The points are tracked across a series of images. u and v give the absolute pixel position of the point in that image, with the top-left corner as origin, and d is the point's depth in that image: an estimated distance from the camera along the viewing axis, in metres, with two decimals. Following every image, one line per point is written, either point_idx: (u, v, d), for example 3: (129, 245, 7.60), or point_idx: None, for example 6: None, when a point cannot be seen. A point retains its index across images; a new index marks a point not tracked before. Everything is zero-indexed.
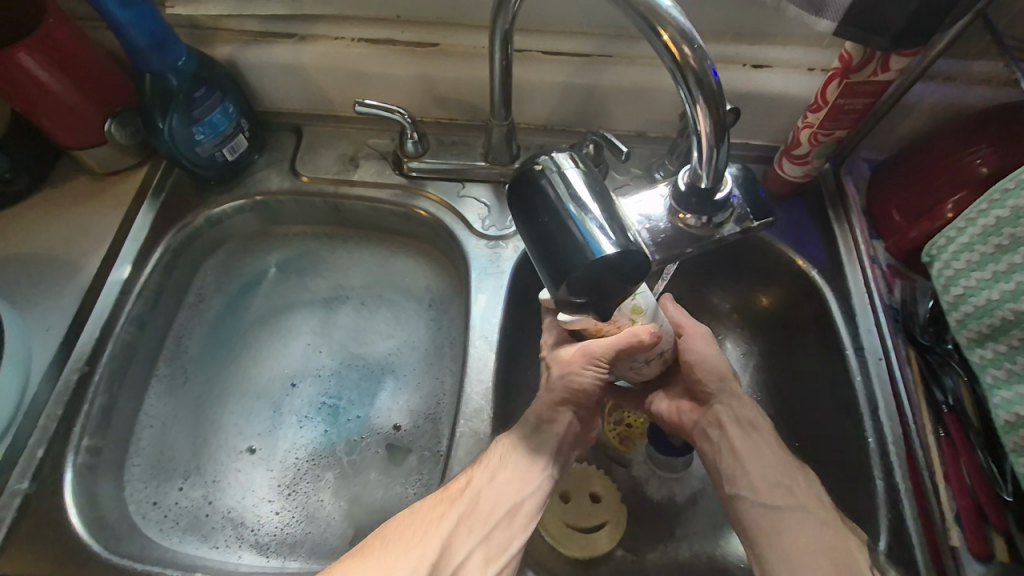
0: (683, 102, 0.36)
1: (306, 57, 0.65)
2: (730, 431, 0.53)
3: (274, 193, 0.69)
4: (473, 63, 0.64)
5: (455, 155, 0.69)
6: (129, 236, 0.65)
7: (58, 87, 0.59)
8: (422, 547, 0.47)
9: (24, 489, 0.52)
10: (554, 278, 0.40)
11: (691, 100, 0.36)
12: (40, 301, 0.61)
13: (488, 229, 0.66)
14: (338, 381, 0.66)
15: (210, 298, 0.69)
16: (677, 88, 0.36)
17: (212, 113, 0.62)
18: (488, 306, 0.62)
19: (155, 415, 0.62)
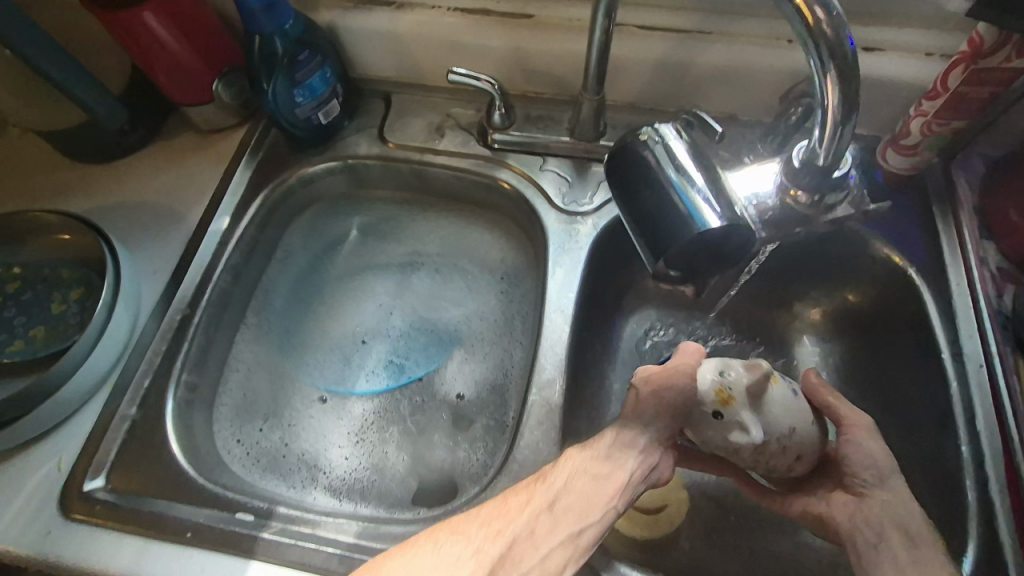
0: (810, 73, 0.35)
1: (403, 25, 0.67)
2: None
3: (361, 158, 0.71)
4: (567, 36, 0.64)
5: (541, 129, 0.69)
6: (229, 190, 0.68)
7: (177, 46, 0.62)
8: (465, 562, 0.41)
9: (131, 415, 0.56)
10: (652, 249, 0.39)
11: (822, 71, 0.34)
12: (150, 245, 0.66)
13: (568, 204, 0.66)
14: (408, 342, 0.68)
15: (296, 255, 0.73)
16: (805, 56, 0.34)
17: (313, 76, 0.65)
18: (564, 281, 0.62)
19: (241, 360, 0.66)
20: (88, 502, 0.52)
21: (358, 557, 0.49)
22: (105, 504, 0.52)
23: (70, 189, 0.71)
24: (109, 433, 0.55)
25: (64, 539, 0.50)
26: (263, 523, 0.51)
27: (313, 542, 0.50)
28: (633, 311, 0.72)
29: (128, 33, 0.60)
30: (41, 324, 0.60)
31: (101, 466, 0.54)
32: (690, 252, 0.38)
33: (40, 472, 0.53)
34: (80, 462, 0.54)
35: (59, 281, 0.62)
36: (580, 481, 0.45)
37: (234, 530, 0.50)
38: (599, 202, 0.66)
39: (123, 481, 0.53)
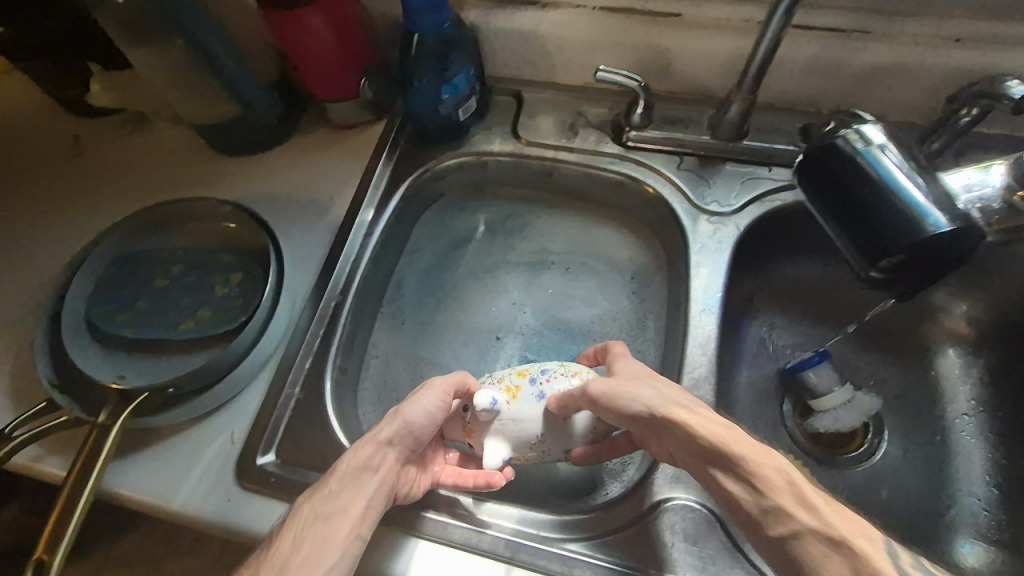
0: None
1: (546, 24, 0.67)
2: None
3: (494, 155, 0.73)
4: (716, 34, 0.63)
5: (679, 129, 0.69)
6: (371, 183, 0.71)
7: (333, 44, 0.65)
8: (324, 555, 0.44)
9: (296, 394, 0.59)
10: (869, 253, 0.40)
11: None
12: (298, 232, 0.69)
13: (710, 204, 0.66)
14: (540, 338, 0.69)
15: (426, 247, 0.75)
16: None
17: (459, 74, 0.66)
18: (709, 281, 0.62)
19: (380, 347, 0.68)
20: (263, 474, 0.55)
21: (521, 541, 0.51)
22: (279, 476, 0.55)
23: (208, 179, 0.73)
24: (277, 410, 0.58)
25: (243, 507, 0.54)
26: (427, 504, 0.53)
27: (476, 524, 0.52)
28: (756, 316, 0.74)
29: (292, 31, 0.63)
30: (207, 305, 0.63)
31: (271, 441, 0.57)
32: (912, 254, 0.39)
33: (215, 445, 0.57)
34: (252, 437, 0.57)
35: (217, 263, 0.65)
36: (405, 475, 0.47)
37: (402, 509, 0.53)
38: (742, 203, 0.65)
39: (293, 456, 0.56)
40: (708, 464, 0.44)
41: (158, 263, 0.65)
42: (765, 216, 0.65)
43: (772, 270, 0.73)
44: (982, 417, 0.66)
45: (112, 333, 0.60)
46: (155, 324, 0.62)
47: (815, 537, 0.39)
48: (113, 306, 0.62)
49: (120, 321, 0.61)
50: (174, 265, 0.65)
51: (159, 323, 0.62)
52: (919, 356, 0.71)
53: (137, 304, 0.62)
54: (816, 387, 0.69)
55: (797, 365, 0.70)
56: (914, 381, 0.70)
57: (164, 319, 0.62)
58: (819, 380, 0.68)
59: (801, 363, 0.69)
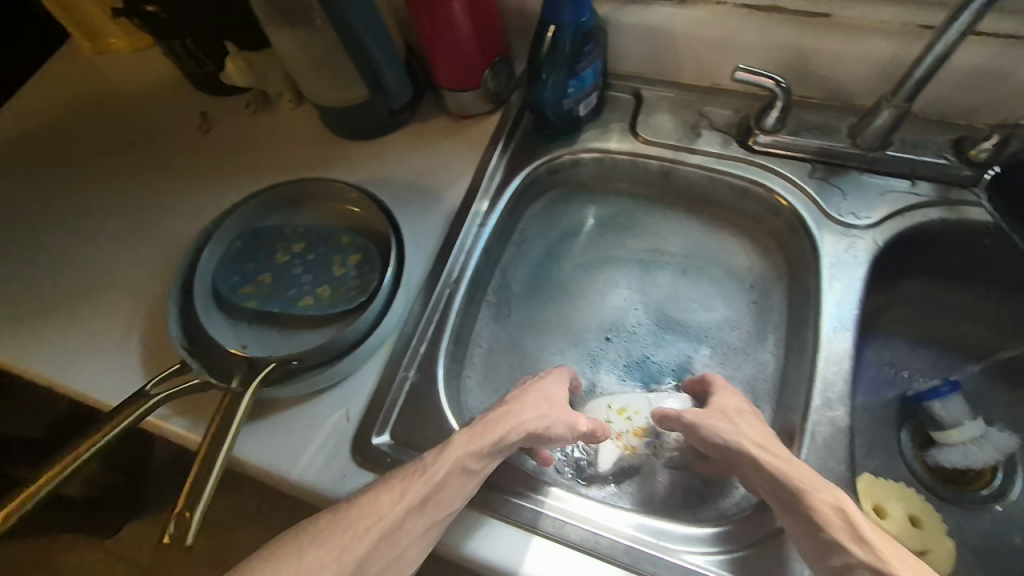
0: None
1: (681, 21, 0.66)
2: None
3: (613, 153, 0.71)
4: (868, 37, 0.60)
5: (816, 136, 0.65)
6: (487, 174, 0.71)
7: (468, 34, 0.66)
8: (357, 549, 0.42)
9: (411, 377, 0.60)
10: None
11: None
12: (413, 218, 0.69)
13: (844, 216, 0.62)
14: (650, 342, 0.68)
15: (534, 240, 0.74)
16: None
17: (588, 69, 0.65)
18: (843, 296, 0.58)
19: (485, 338, 0.68)
20: (378, 455, 0.55)
21: (639, 547, 0.49)
22: (393, 459, 0.55)
23: (338, 162, 0.76)
24: (392, 393, 0.59)
25: (359, 484, 0.54)
26: (542, 500, 0.52)
27: (593, 526, 0.50)
28: (876, 337, 0.70)
29: (432, 19, 0.63)
30: (326, 284, 0.62)
31: (386, 422, 0.57)
32: None
33: (332, 421, 0.58)
34: (367, 417, 0.57)
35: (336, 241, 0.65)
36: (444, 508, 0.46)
37: (517, 502, 0.52)
38: (878, 217, 0.62)
39: (407, 439, 0.56)
40: (776, 498, 0.47)
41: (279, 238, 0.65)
42: (906, 232, 0.61)
43: (900, 289, 0.68)
44: None
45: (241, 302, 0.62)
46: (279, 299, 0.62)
47: (864, 568, 0.40)
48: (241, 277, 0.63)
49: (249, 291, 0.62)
50: (296, 239, 0.65)
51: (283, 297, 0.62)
52: None
53: (261, 278, 0.63)
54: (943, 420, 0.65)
55: (924, 395, 0.66)
56: None
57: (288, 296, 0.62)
58: (948, 413, 0.64)
59: (928, 393, 0.66)
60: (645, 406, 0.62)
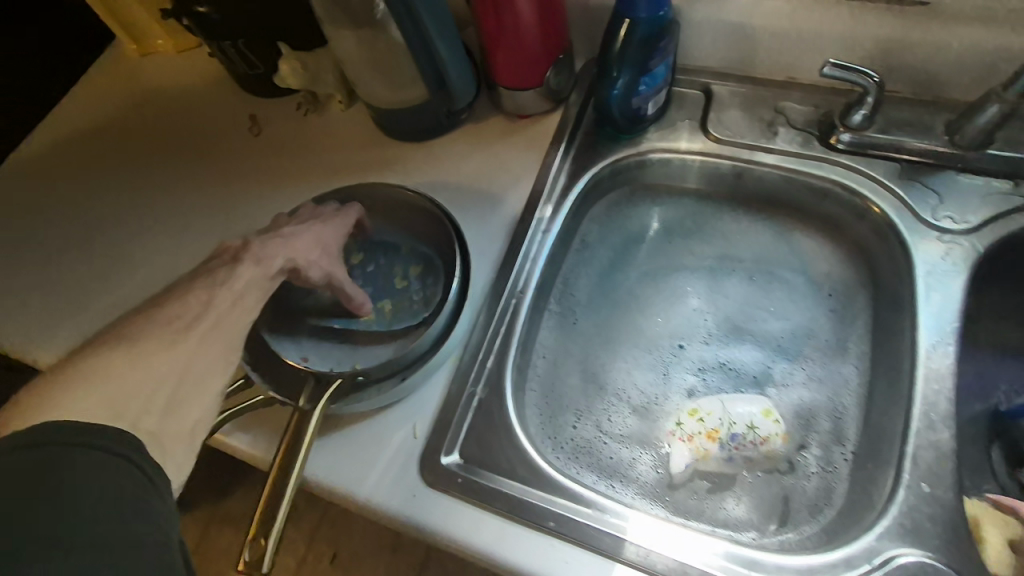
0: None
1: (759, 12, 0.61)
2: None
3: (682, 154, 0.68)
4: (971, 28, 0.55)
5: (904, 133, 0.61)
6: (550, 177, 0.68)
7: (532, 32, 0.63)
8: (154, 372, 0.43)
9: (478, 392, 0.57)
10: None
11: None
12: (473, 224, 0.67)
13: (940, 220, 0.58)
14: (722, 352, 0.64)
15: (595, 245, 0.71)
16: None
17: (660, 65, 0.62)
18: (942, 309, 0.54)
19: (547, 348, 0.65)
20: (448, 475, 0.53)
21: None
22: (465, 480, 0.53)
23: (392, 164, 0.74)
24: (459, 409, 0.56)
25: (429, 503, 0.53)
26: (624, 527, 0.50)
27: (678, 555, 0.48)
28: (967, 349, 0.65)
29: (497, 19, 0.61)
30: (389, 298, 0.62)
31: (455, 440, 0.55)
32: None
33: (399, 437, 0.56)
34: (435, 432, 0.56)
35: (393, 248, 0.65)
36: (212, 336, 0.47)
37: (596, 528, 0.50)
38: (979, 222, 0.57)
39: (477, 459, 0.54)
40: None
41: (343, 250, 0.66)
42: (1010, 237, 0.56)
43: (988, 297, 0.61)
44: None
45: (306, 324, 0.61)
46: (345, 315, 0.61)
47: None
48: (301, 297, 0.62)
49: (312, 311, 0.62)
50: (356, 251, 0.65)
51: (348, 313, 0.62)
52: None
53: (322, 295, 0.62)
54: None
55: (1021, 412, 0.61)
56: None
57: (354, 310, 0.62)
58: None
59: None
60: (719, 408, 0.60)
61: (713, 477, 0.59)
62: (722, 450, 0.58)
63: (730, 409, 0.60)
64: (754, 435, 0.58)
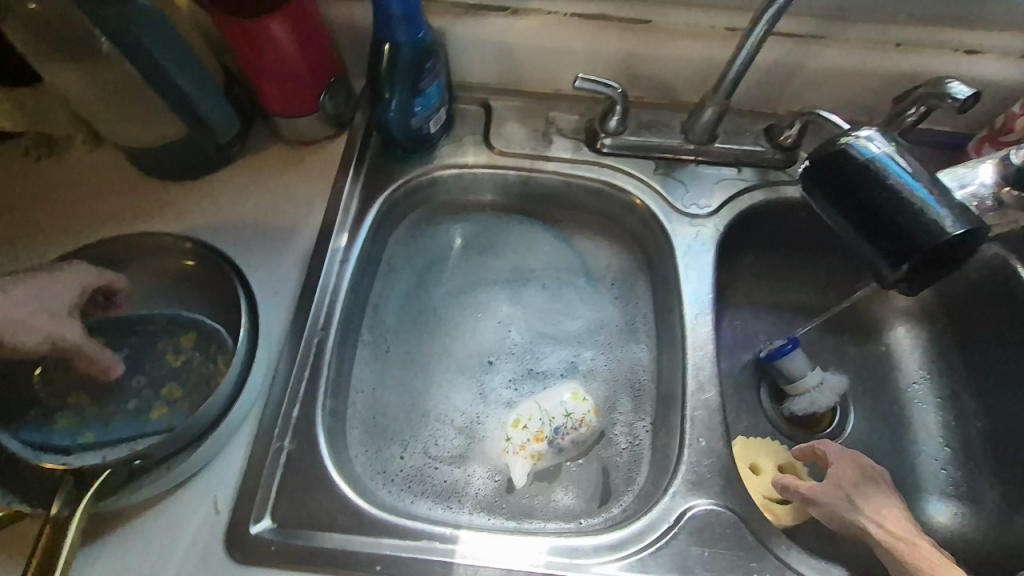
0: None
1: (516, 31, 0.66)
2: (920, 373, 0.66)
3: (471, 168, 0.70)
4: (685, 42, 0.65)
5: (653, 134, 0.70)
6: (342, 205, 0.65)
7: (293, 57, 0.59)
8: None
9: (286, 446, 0.53)
10: (890, 255, 0.43)
11: None
12: (261, 264, 0.62)
13: (689, 207, 0.67)
14: (534, 354, 0.67)
15: (401, 268, 0.70)
16: None
17: (432, 86, 0.62)
18: (700, 283, 0.63)
19: (365, 383, 0.63)
20: (261, 544, 0.49)
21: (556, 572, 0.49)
22: (280, 545, 0.49)
23: (158, 209, 0.65)
24: (266, 470, 0.52)
25: None
26: (453, 550, 0.50)
27: (506, 564, 0.49)
28: (729, 309, 0.77)
29: (250, 44, 0.57)
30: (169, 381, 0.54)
31: (264, 504, 0.51)
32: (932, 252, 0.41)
33: (198, 518, 0.50)
34: (242, 502, 0.50)
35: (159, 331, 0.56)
36: None
37: (427, 559, 0.49)
38: (717, 204, 0.67)
39: (293, 520, 0.50)
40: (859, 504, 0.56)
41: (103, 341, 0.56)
42: (739, 215, 0.67)
43: (740, 263, 0.75)
44: (933, 385, 0.72)
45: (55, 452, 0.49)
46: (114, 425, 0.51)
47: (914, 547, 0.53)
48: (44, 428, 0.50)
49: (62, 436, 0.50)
50: (115, 336, 0.56)
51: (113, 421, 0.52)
52: (871, 334, 0.76)
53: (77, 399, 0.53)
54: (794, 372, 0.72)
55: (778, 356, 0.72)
56: (871, 359, 0.75)
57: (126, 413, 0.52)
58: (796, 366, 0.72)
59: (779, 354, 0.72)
60: (537, 411, 0.63)
61: (547, 469, 0.62)
62: (548, 444, 0.62)
63: (545, 406, 0.63)
64: (571, 422, 0.62)
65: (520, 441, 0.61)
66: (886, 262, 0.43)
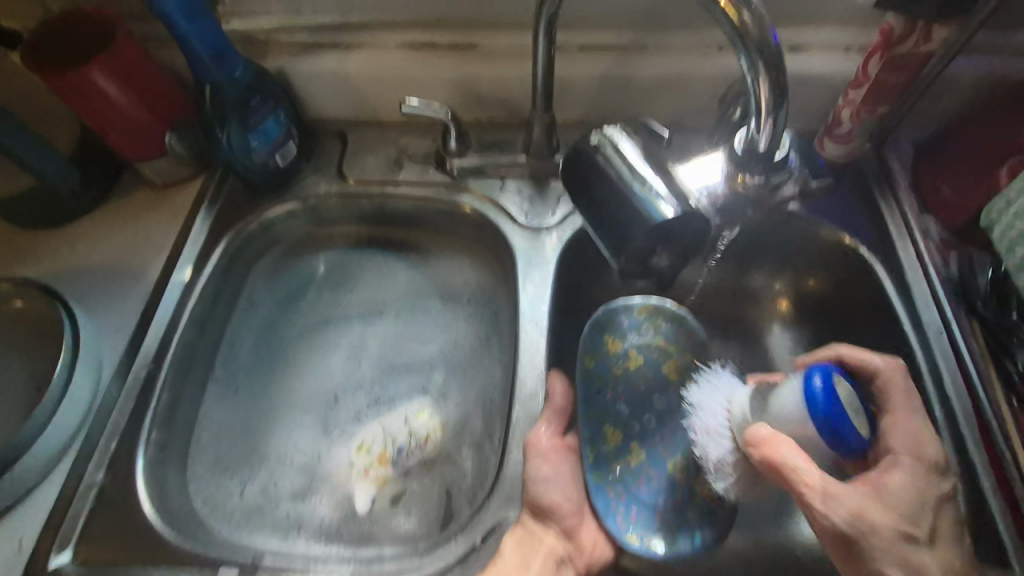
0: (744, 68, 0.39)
1: (352, 65, 0.68)
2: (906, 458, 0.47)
3: (322, 197, 0.71)
4: (513, 62, 0.67)
5: (498, 152, 0.71)
6: (189, 240, 0.67)
7: (125, 102, 0.62)
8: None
9: (99, 480, 0.53)
10: (614, 249, 0.42)
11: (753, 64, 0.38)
12: (106, 305, 0.63)
13: (531, 220, 0.67)
14: (386, 380, 0.67)
15: (260, 302, 0.71)
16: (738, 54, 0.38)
17: (266, 121, 0.65)
18: (536, 296, 0.63)
19: (211, 416, 0.63)
20: None
21: None
22: None
23: (20, 255, 0.67)
24: (75, 504, 0.52)
25: None
26: None
27: None
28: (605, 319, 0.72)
29: (77, 94, 0.60)
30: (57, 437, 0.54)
31: (68, 539, 0.50)
32: (647, 248, 0.41)
33: (2, 555, 0.50)
34: (46, 537, 0.50)
35: (610, 357, 0.61)
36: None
37: None
38: (561, 215, 0.67)
39: (94, 555, 0.50)
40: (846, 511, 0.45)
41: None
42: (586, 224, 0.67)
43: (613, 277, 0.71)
44: None
45: (675, 496, 0.55)
46: (672, 445, 0.58)
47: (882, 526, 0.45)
48: (623, 500, 0.54)
49: (677, 479, 0.56)
50: None
51: (664, 439, 0.59)
52: (753, 337, 0.72)
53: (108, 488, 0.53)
54: (802, 429, 0.46)
55: (828, 417, 0.44)
56: (753, 362, 0.71)
57: (616, 459, 0.57)
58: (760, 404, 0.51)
59: (836, 417, 0.44)
60: (380, 434, 0.63)
61: (396, 494, 0.60)
62: (394, 467, 0.61)
63: (387, 428, 0.63)
64: (415, 441, 0.62)
65: (364, 468, 0.61)
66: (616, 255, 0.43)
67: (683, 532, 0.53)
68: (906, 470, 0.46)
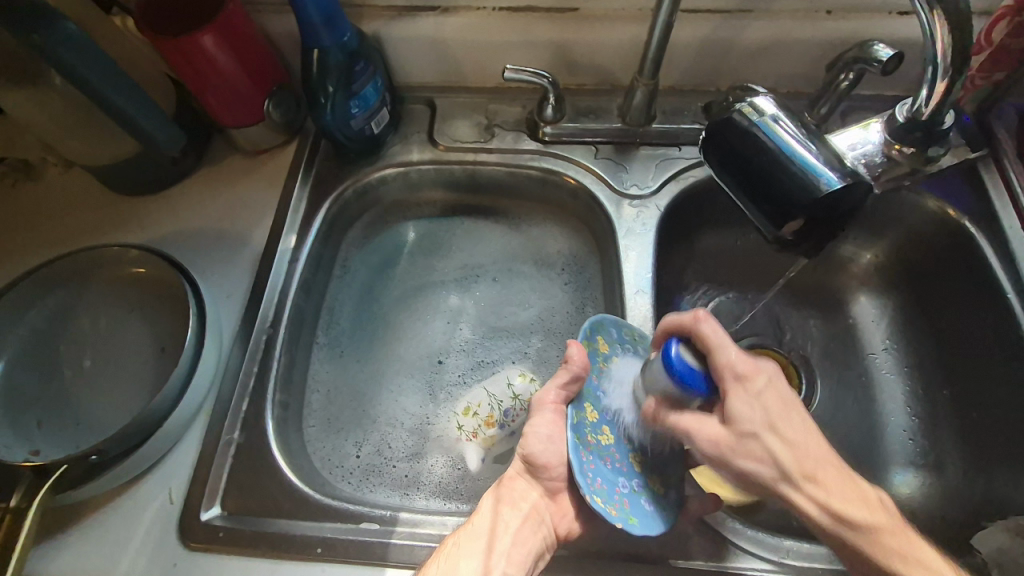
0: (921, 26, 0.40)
1: (449, 29, 0.67)
2: (758, 411, 0.46)
3: (415, 165, 0.71)
4: (614, 26, 0.66)
5: (592, 120, 0.71)
6: (289, 208, 0.68)
7: (230, 69, 0.62)
8: (497, 536, 0.49)
9: (236, 438, 0.56)
10: (772, 216, 0.43)
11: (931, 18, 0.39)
12: (217, 270, 0.65)
13: (629, 188, 0.68)
14: (486, 348, 0.69)
15: (356, 269, 0.72)
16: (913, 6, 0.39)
17: (366, 87, 0.64)
18: (639, 262, 0.64)
19: (323, 381, 0.65)
20: (209, 530, 0.52)
21: None
22: (226, 530, 0.52)
23: (124, 223, 0.69)
24: (216, 460, 0.55)
25: (192, 567, 0.50)
26: (390, 529, 0.51)
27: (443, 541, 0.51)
28: (692, 285, 0.73)
29: (185, 60, 0.59)
30: (193, 397, 0.56)
31: (215, 493, 0.54)
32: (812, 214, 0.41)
33: (153, 506, 0.53)
34: (192, 492, 0.53)
35: (600, 359, 0.54)
36: (498, 540, 0.49)
37: (365, 539, 0.51)
38: (659, 183, 0.68)
39: (240, 507, 0.53)
40: (764, 422, 0.46)
41: (73, 348, 0.60)
42: (683, 192, 0.67)
43: (699, 243, 0.73)
44: (901, 354, 0.69)
45: (639, 481, 0.50)
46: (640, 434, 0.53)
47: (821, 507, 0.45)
48: (594, 470, 0.48)
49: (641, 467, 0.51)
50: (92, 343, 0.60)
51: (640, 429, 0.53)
52: (836, 306, 0.73)
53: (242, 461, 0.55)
54: (665, 386, 0.48)
55: (681, 377, 0.46)
56: (837, 329, 0.72)
57: (592, 430, 0.51)
58: (651, 375, 0.49)
59: (688, 374, 0.46)
60: (486, 397, 0.66)
61: (504, 453, 0.63)
62: (503, 427, 0.63)
63: (492, 392, 0.66)
64: (519, 403, 0.65)
65: (472, 431, 0.64)
66: (771, 222, 0.43)
67: (644, 518, 0.48)
68: (736, 395, 0.46)
